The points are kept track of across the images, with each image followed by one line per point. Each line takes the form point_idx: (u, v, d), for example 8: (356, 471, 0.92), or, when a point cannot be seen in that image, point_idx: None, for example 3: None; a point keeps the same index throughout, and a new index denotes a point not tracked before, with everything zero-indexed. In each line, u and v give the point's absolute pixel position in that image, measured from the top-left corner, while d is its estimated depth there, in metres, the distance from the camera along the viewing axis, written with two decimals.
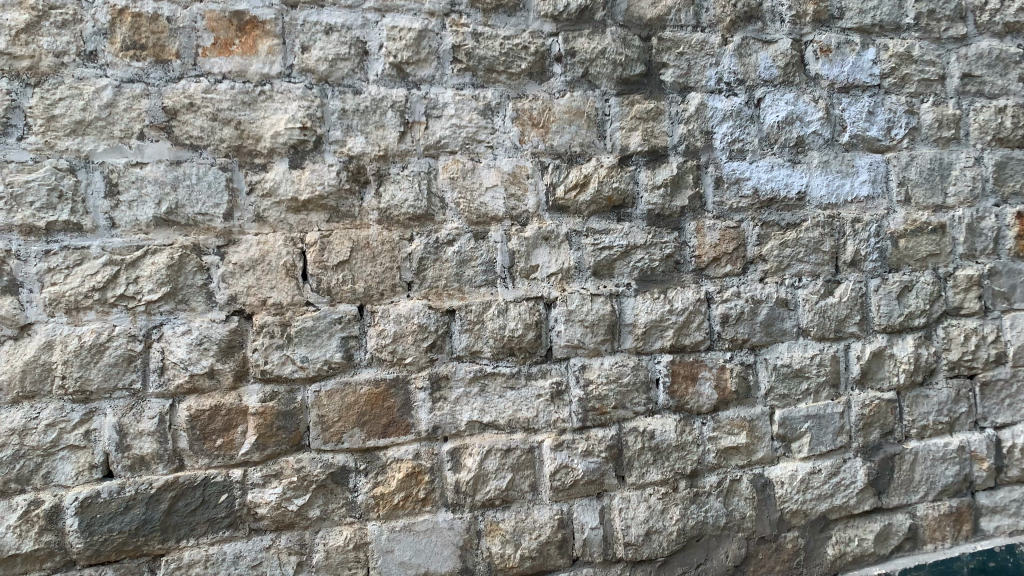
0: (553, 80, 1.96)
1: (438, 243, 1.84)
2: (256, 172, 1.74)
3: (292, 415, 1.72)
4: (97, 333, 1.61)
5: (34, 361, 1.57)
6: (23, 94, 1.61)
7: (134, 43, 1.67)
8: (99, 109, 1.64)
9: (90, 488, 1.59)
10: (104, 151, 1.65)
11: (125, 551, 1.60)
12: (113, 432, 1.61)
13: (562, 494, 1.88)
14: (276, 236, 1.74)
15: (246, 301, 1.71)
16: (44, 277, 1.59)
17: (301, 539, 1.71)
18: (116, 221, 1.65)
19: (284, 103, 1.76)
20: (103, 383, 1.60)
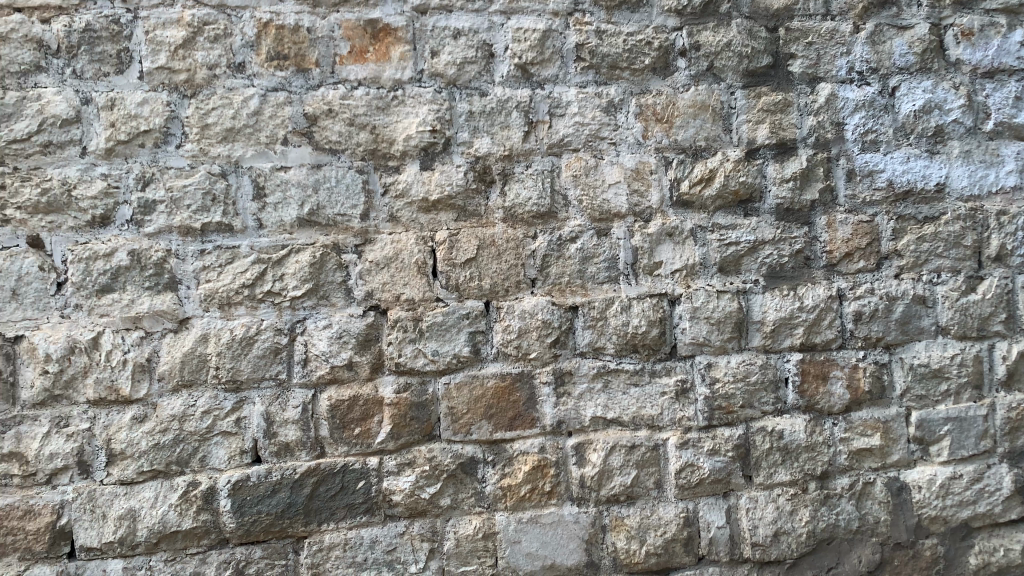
0: (677, 75, 1.95)
1: (562, 240, 1.86)
2: (390, 174, 1.81)
3: (424, 406, 1.78)
4: (247, 327, 1.72)
5: (192, 352, 1.70)
6: (181, 105, 1.74)
7: (278, 53, 1.77)
8: (247, 117, 1.75)
9: (241, 472, 1.70)
10: (251, 157, 1.76)
11: (272, 532, 1.70)
12: (261, 419, 1.71)
13: (688, 492, 1.87)
14: (408, 234, 1.81)
15: (381, 297, 1.79)
16: (200, 275, 1.72)
17: (433, 527, 1.77)
18: (263, 222, 1.75)
19: (415, 107, 1.82)
20: (252, 373, 1.71)
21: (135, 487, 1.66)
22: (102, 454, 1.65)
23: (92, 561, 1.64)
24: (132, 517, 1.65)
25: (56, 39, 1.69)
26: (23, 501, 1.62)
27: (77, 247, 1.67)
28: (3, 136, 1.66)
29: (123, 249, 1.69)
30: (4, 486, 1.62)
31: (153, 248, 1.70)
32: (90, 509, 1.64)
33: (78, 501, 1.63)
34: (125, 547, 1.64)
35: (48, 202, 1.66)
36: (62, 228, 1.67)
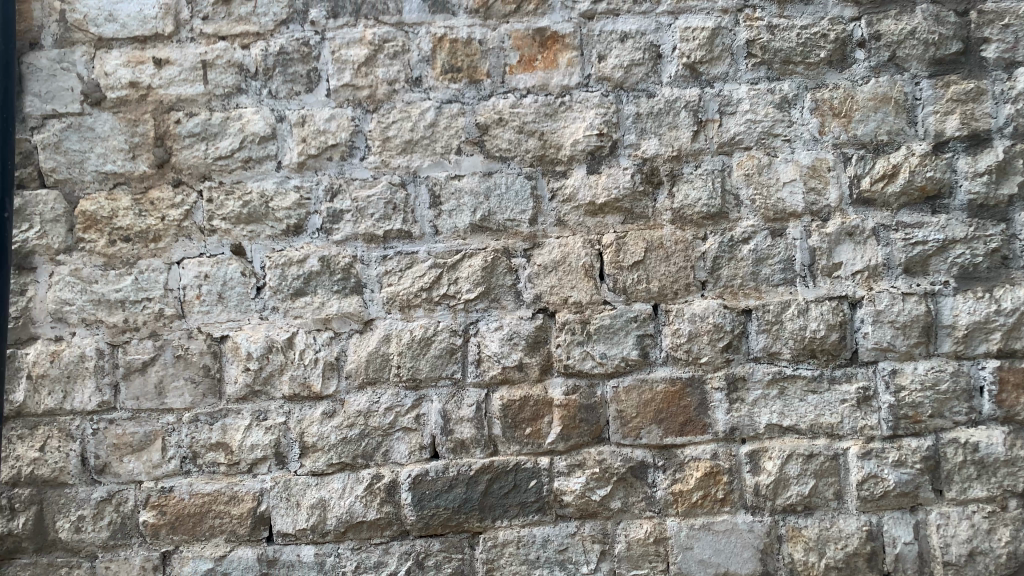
0: (855, 67, 1.86)
1: (733, 241, 1.82)
2: (558, 179, 1.84)
3: (593, 409, 1.79)
4: (424, 328, 1.80)
5: (375, 352, 1.79)
6: (364, 120, 1.84)
7: (452, 66, 1.84)
8: (424, 129, 1.83)
9: (421, 467, 1.78)
10: (428, 166, 1.84)
11: (449, 526, 1.77)
12: (439, 417, 1.79)
13: (871, 504, 1.78)
14: (576, 238, 1.82)
15: (550, 300, 1.81)
16: (382, 279, 1.81)
17: (604, 529, 1.78)
18: (439, 228, 1.83)
19: (583, 111, 1.84)
20: (430, 373, 1.79)
21: (325, 478, 1.77)
22: (296, 446, 1.77)
23: (288, 546, 1.76)
24: (323, 506, 1.76)
25: (255, 64, 1.84)
26: (228, 487, 1.77)
27: (274, 254, 1.81)
28: (210, 153, 1.82)
29: (314, 256, 1.81)
30: (213, 473, 1.77)
31: (340, 254, 1.81)
32: (286, 497, 1.76)
33: (275, 490, 1.76)
34: (316, 534, 1.76)
35: (249, 213, 1.81)
36: (261, 237, 1.81)
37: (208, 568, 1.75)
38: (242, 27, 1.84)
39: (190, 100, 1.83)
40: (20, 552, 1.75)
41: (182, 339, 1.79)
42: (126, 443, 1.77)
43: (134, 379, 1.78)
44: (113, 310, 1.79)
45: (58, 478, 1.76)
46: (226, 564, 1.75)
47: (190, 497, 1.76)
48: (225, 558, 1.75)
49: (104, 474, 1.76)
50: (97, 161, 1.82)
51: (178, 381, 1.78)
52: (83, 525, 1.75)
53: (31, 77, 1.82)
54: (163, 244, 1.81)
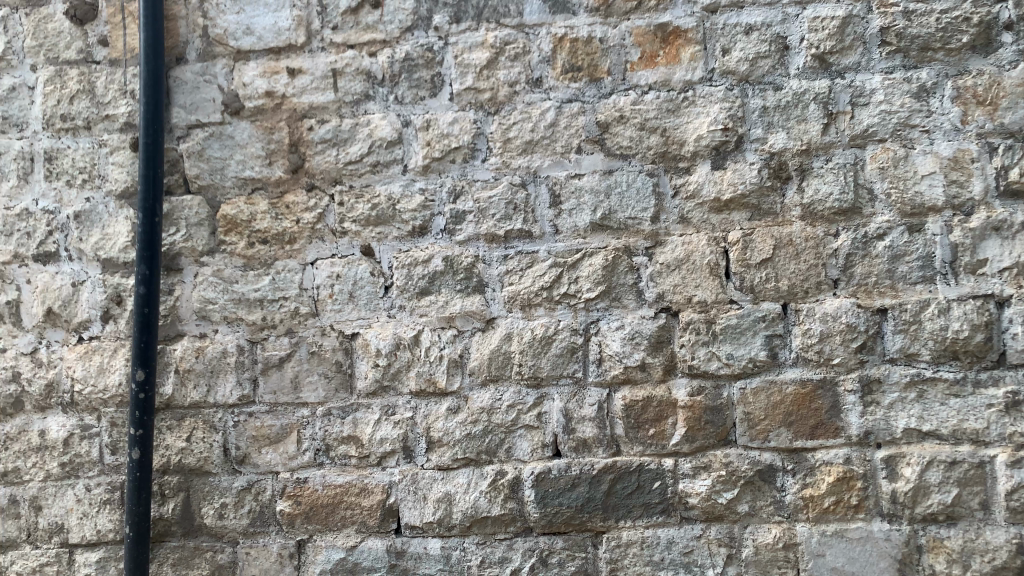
0: (1002, 51, 1.75)
1: (867, 238, 1.75)
2: (681, 176, 1.81)
3: (719, 410, 1.76)
4: (546, 327, 1.81)
5: (498, 350, 1.82)
6: (486, 122, 1.87)
7: (573, 66, 1.85)
8: (545, 129, 1.84)
9: (544, 465, 1.79)
10: (549, 166, 1.84)
11: (573, 524, 1.77)
12: (561, 416, 1.79)
13: (1021, 516, 1.67)
14: (700, 236, 1.79)
15: (672, 299, 1.79)
16: (503, 279, 1.83)
17: (730, 533, 1.74)
18: (559, 228, 1.83)
19: (706, 106, 1.81)
20: (552, 371, 1.80)
21: (450, 473, 1.81)
22: (423, 441, 1.82)
23: (415, 538, 1.81)
24: (449, 501, 1.80)
25: (382, 70, 1.90)
26: (359, 479, 1.83)
27: (401, 255, 1.86)
28: (341, 158, 1.89)
29: (438, 256, 1.85)
30: (344, 466, 1.84)
31: (464, 254, 1.85)
32: (413, 491, 1.81)
33: (403, 483, 1.82)
34: (442, 528, 1.80)
35: (377, 215, 1.87)
36: (388, 238, 1.87)
37: (340, 557, 1.82)
38: (369, 35, 1.91)
39: (321, 108, 1.91)
40: (169, 536, 1.87)
41: (315, 336, 1.87)
42: (264, 435, 1.86)
43: (271, 374, 1.87)
44: (252, 309, 1.88)
45: (202, 467, 1.87)
46: (357, 554, 1.82)
47: (323, 488, 1.84)
48: (356, 548, 1.82)
49: (244, 464, 1.86)
50: (236, 167, 1.92)
51: (312, 376, 1.86)
52: (225, 512, 1.85)
53: (177, 90, 1.94)
54: (297, 246, 1.89)
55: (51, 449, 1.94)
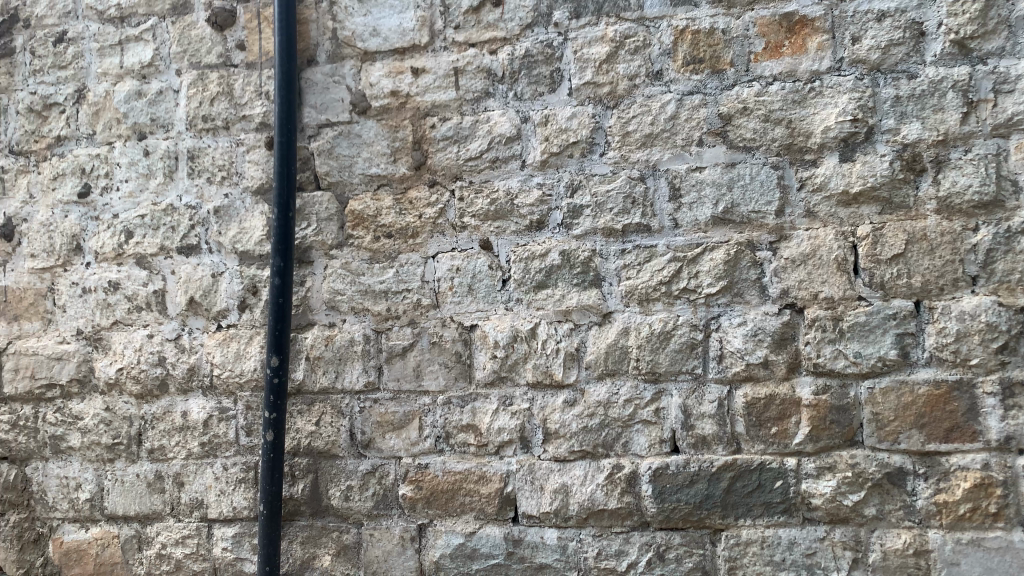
0: None
1: (1010, 233, 1.66)
2: (807, 168, 1.77)
3: (846, 410, 1.71)
4: (664, 322, 1.80)
5: (615, 344, 1.82)
6: (604, 116, 1.87)
7: (694, 58, 1.83)
8: (665, 122, 1.83)
9: (661, 460, 1.78)
10: (668, 160, 1.83)
11: (691, 521, 1.76)
12: (679, 412, 1.78)
13: None
14: (827, 230, 1.75)
15: (798, 295, 1.75)
16: (621, 273, 1.83)
17: (856, 536, 1.69)
18: (679, 222, 1.82)
19: (835, 97, 1.76)
20: (670, 366, 1.79)
21: (567, 464, 1.83)
22: (540, 432, 1.85)
23: (532, 527, 1.84)
24: (565, 492, 1.82)
25: (502, 67, 1.93)
26: (478, 467, 1.88)
27: (519, 248, 1.89)
28: (462, 155, 1.94)
29: (556, 250, 1.87)
30: (463, 453, 1.89)
31: (581, 248, 1.86)
32: (531, 480, 1.84)
33: (521, 472, 1.85)
34: (559, 518, 1.82)
35: (496, 210, 1.90)
36: (507, 232, 1.90)
37: (459, 543, 1.87)
38: (490, 33, 1.94)
39: (443, 105, 1.96)
40: (298, 515, 1.96)
41: (436, 327, 1.93)
42: (388, 421, 1.93)
43: (395, 363, 1.94)
44: (377, 300, 1.96)
45: (330, 450, 1.96)
46: (475, 540, 1.86)
47: (443, 475, 1.89)
48: (475, 534, 1.87)
49: (368, 449, 1.94)
50: (363, 164, 1.99)
51: (433, 366, 1.92)
52: (351, 494, 1.94)
53: (309, 91, 2.03)
54: (419, 240, 1.95)
55: (192, 429, 2.08)
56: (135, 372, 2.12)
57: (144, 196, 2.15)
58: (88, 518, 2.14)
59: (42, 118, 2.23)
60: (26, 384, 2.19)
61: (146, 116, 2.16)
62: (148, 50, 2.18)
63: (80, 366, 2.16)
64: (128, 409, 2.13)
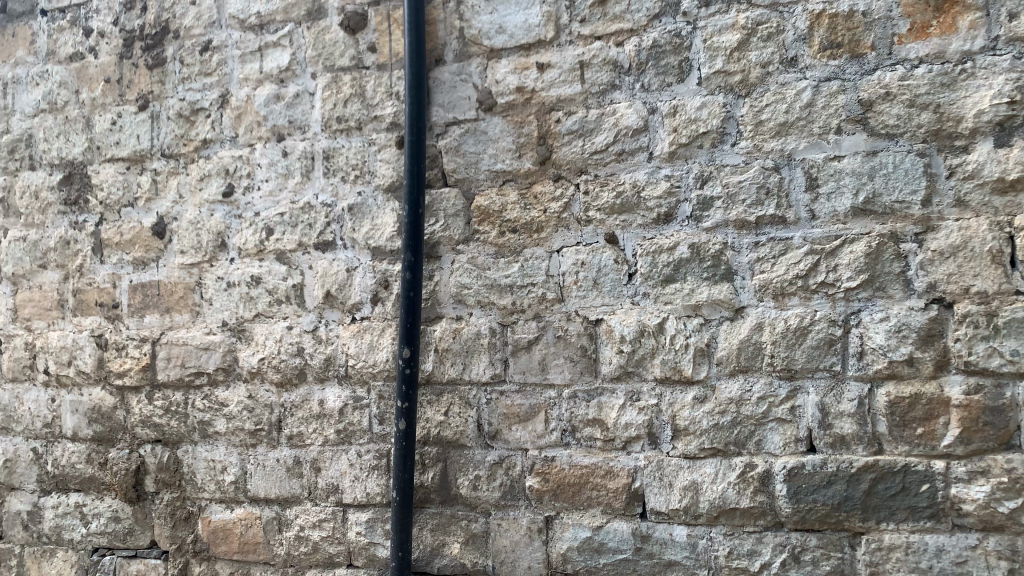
0: None
1: None
2: (957, 155, 1.67)
3: (1001, 411, 1.61)
4: (801, 317, 1.74)
5: (748, 340, 1.78)
6: (736, 105, 1.82)
7: (832, 42, 1.76)
8: (801, 110, 1.77)
9: (797, 459, 1.73)
10: (804, 149, 1.77)
11: (829, 523, 1.71)
12: (816, 410, 1.72)
13: None
14: (979, 220, 1.64)
15: (946, 289, 1.66)
16: (754, 266, 1.79)
17: (1012, 545, 1.59)
18: (816, 213, 1.75)
19: (989, 78, 1.65)
20: (806, 363, 1.73)
21: (697, 461, 1.81)
22: (669, 428, 1.83)
23: (661, 524, 1.83)
24: (695, 489, 1.80)
25: (629, 59, 1.91)
26: (605, 462, 1.87)
27: (646, 242, 1.87)
28: (587, 148, 1.93)
29: (684, 243, 1.84)
30: (590, 447, 1.89)
31: (711, 241, 1.82)
32: (659, 476, 1.83)
33: (649, 468, 1.84)
34: (689, 515, 1.80)
35: (622, 203, 1.89)
36: (633, 226, 1.89)
37: (587, 536, 1.88)
38: (616, 25, 1.92)
39: (568, 100, 1.96)
40: (428, 503, 2.02)
41: (562, 321, 1.93)
42: (515, 413, 1.95)
43: (521, 356, 1.96)
44: (503, 294, 1.98)
45: (459, 440, 2.00)
46: (603, 534, 1.87)
47: (570, 468, 1.90)
48: (602, 528, 1.87)
49: (496, 440, 1.97)
50: (489, 160, 2.02)
51: (559, 359, 1.93)
52: (479, 484, 1.97)
53: (437, 90, 2.08)
54: (545, 234, 1.96)
55: (328, 417, 2.17)
56: (276, 362, 2.23)
57: (282, 194, 2.26)
58: (233, 499, 2.27)
59: (190, 122, 2.38)
60: (177, 372, 2.34)
61: (284, 118, 2.27)
62: (285, 55, 2.28)
63: (226, 355, 2.29)
64: (270, 397, 2.24)
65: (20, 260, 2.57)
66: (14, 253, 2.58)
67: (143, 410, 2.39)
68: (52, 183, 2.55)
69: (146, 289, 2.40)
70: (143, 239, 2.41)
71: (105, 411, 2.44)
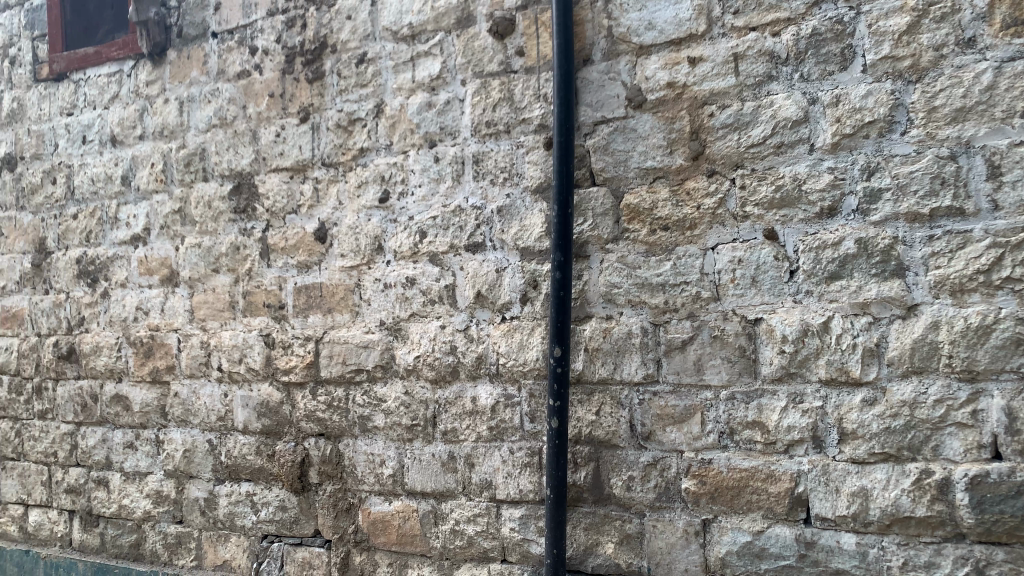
0: None
1: None
2: None
3: None
4: (983, 315, 1.63)
5: (923, 339, 1.68)
6: (906, 92, 1.73)
7: (1016, 20, 1.64)
8: (981, 94, 1.66)
9: (980, 467, 1.62)
10: (985, 135, 1.66)
11: (1018, 536, 1.60)
12: (1002, 414, 1.61)
13: None
14: None
15: None
16: (928, 262, 1.69)
17: None
18: (999, 204, 1.64)
19: None
20: (991, 364, 1.62)
21: (867, 467, 1.73)
22: (835, 432, 1.75)
23: (827, 530, 1.76)
24: (865, 496, 1.72)
25: (786, 49, 1.85)
26: (766, 465, 1.82)
27: (808, 237, 1.80)
28: (743, 142, 1.88)
29: (850, 239, 1.76)
30: (750, 450, 1.85)
31: (880, 235, 1.73)
32: (825, 481, 1.76)
33: (814, 473, 1.77)
34: (858, 523, 1.73)
35: (782, 198, 1.83)
36: (794, 221, 1.82)
37: (747, 541, 1.83)
38: (772, 15, 1.86)
39: (722, 93, 1.91)
40: (581, 502, 2.03)
41: (718, 320, 1.89)
42: (669, 414, 1.93)
43: (674, 356, 1.93)
44: (655, 293, 1.96)
45: (611, 440, 1.99)
46: (764, 539, 1.82)
47: (728, 471, 1.86)
48: (763, 533, 1.82)
49: (650, 440, 1.95)
50: (639, 158, 1.99)
51: (715, 360, 1.89)
52: (633, 484, 1.96)
53: (585, 89, 2.07)
54: (698, 231, 1.92)
55: (481, 414, 2.22)
56: (431, 359, 2.30)
57: (435, 199, 2.33)
58: (391, 491, 2.37)
59: (348, 132, 2.50)
60: (338, 369, 2.46)
61: (435, 125, 2.34)
62: (436, 64, 2.35)
63: (383, 353, 2.39)
64: (425, 394, 2.32)
65: (196, 264, 2.78)
66: (191, 259, 2.79)
67: (307, 405, 2.53)
68: (224, 193, 2.74)
69: (310, 290, 2.54)
70: (306, 244, 2.55)
71: (273, 406, 2.59)
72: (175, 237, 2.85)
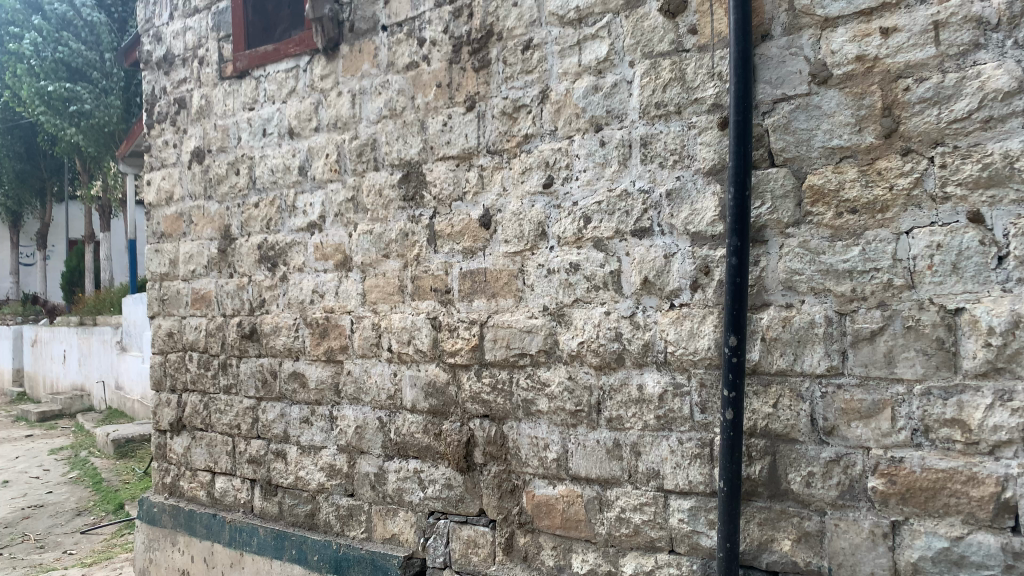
0: None
1: None
2: None
3: None
4: None
5: None
6: None
7: None
8: None
9: None
10: None
11: None
12: None
13: None
14: None
15: None
16: None
17: None
18: None
19: None
20: None
21: None
22: None
23: None
24: None
25: (997, 13, 1.68)
26: (966, 467, 1.69)
27: (1021, 220, 1.65)
28: (944, 117, 1.74)
29: None
30: (948, 449, 1.72)
31: None
32: None
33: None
34: None
35: (990, 176, 1.68)
36: (1004, 202, 1.67)
37: (944, 547, 1.71)
38: None
39: (919, 65, 1.77)
40: (756, 496, 1.96)
41: (912, 310, 1.76)
42: (855, 408, 1.83)
43: (862, 347, 1.82)
44: (841, 280, 1.85)
45: (790, 433, 1.91)
46: (964, 546, 1.69)
47: (922, 471, 1.74)
48: (963, 540, 1.69)
49: (833, 436, 1.86)
50: (823, 137, 1.89)
51: (909, 352, 1.76)
52: (814, 481, 1.87)
53: (764, 66, 1.98)
54: (890, 214, 1.79)
55: (648, 402, 2.19)
56: (595, 346, 2.29)
57: (600, 183, 2.31)
58: (556, 476, 2.38)
59: (512, 119, 2.52)
60: (503, 353, 2.50)
61: (602, 108, 2.32)
62: (604, 46, 2.32)
63: (547, 338, 2.40)
64: (589, 379, 2.31)
65: (367, 250, 2.90)
66: (363, 245, 2.92)
67: (472, 387, 2.58)
68: (394, 181, 2.83)
69: (474, 275, 2.59)
70: (471, 230, 2.60)
71: (439, 386, 2.67)
72: (348, 224, 2.99)
